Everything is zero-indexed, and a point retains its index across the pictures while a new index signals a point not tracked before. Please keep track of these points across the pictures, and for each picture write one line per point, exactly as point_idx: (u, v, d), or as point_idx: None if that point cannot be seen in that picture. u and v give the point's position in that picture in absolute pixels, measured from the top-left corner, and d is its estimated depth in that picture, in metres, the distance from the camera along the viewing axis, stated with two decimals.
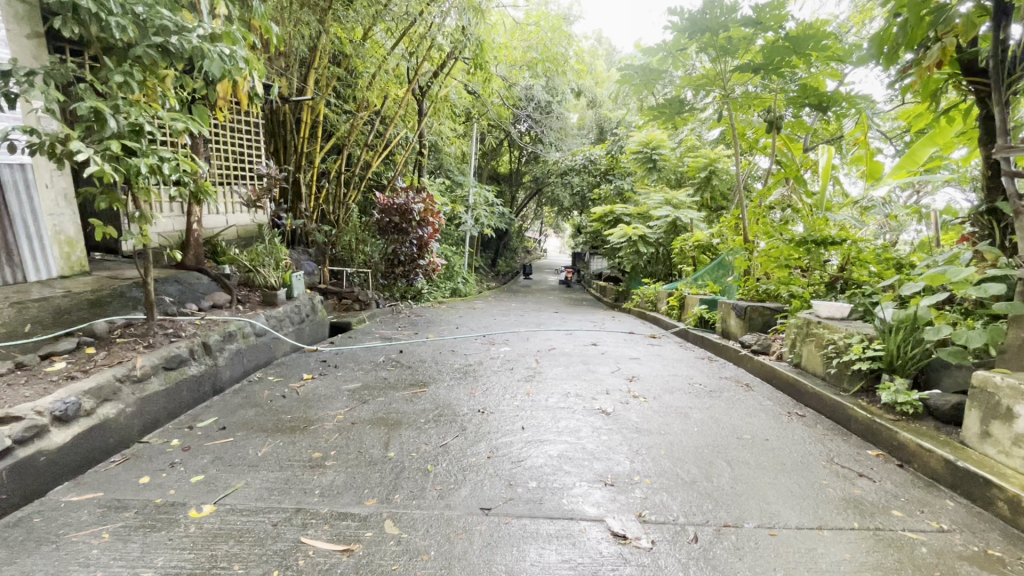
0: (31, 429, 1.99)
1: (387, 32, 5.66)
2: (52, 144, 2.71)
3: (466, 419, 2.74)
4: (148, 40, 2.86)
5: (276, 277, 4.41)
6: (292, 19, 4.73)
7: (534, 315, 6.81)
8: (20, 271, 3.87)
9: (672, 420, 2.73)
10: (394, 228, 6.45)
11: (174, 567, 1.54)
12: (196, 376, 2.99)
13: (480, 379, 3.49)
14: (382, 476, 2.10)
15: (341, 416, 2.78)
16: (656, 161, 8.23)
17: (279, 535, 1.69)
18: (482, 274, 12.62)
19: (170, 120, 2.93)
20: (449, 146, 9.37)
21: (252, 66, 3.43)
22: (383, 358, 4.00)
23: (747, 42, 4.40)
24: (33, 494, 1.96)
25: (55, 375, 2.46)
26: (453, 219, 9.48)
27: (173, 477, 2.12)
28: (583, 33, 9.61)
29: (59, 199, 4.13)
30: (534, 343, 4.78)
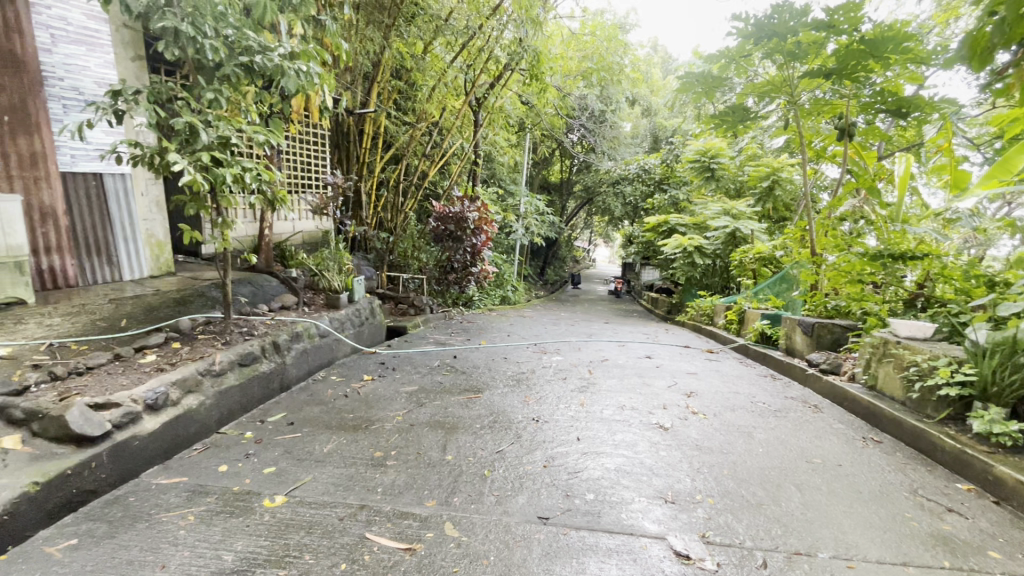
0: (128, 415, 2.20)
1: (447, 46, 5.86)
2: (151, 156, 2.98)
3: (521, 426, 2.76)
4: (236, 60, 3.10)
5: (339, 281, 4.60)
6: (358, 35, 4.98)
7: (585, 326, 6.73)
8: (116, 270, 4.27)
9: (735, 439, 2.63)
10: (449, 236, 6.57)
11: (251, 553, 1.64)
12: (267, 372, 3.17)
13: (533, 388, 3.49)
14: (440, 478, 2.15)
15: (400, 417, 2.87)
16: (715, 170, 7.93)
17: (346, 529, 1.77)
18: (530, 282, 12.63)
19: (253, 133, 3.14)
20: (503, 156, 9.47)
21: (325, 81, 3.64)
22: (438, 363, 4.09)
23: (818, 46, 4.17)
24: (127, 475, 2.15)
25: (147, 366, 2.69)
26: (504, 227, 9.56)
27: (249, 467, 2.26)
28: (638, 43, 9.55)
29: (152, 206, 4.55)
30: (586, 353, 4.74)
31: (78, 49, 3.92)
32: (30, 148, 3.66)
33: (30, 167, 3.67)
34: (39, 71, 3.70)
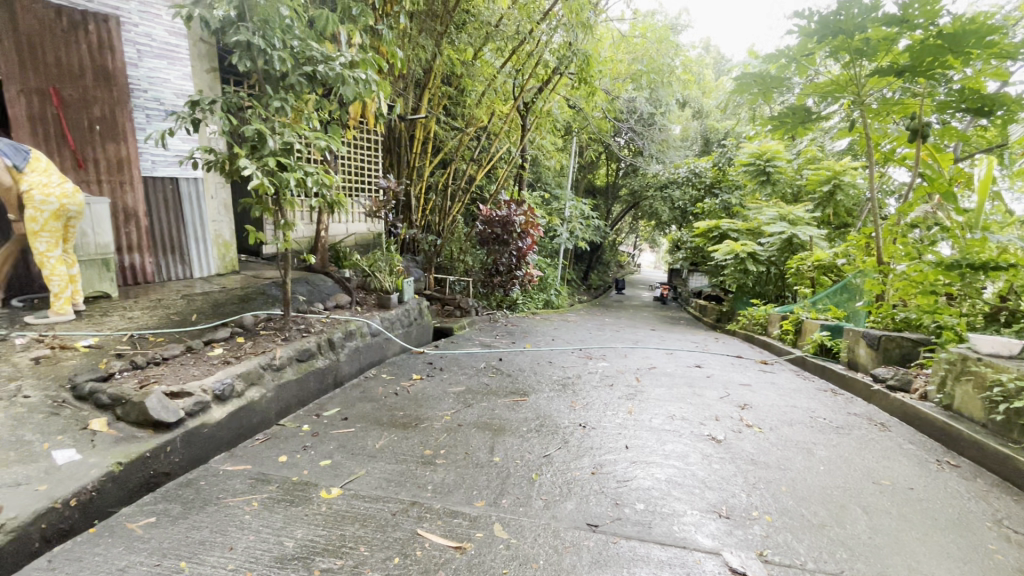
0: (198, 404, 2.35)
1: (497, 52, 5.97)
2: (223, 162, 3.18)
3: (568, 432, 2.74)
4: (300, 70, 3.26)
5: (390, 282, 4.72)
6: (412, 43, 5.11)
7: (630, 332, 6.59)
8: (187, 268, 4.58)
9: (793, 455, 2.51)
10: (495, 239, 6.62)
11: (310, 541, 1.72)
12: (322, 369, 3.29)
13: (579, 393, 3.46)
14: (489, 480, 2.17)
15: (448, 417, 2.91)
16: (770, 174, 7.57)
17: (398, 524, 1.82)
18: (574, 287, 12.48)
19: (315, 138, 3.29)
20: (549, 160, 9.42)
21: (382, 88, 3.77)
22: (484, 365, 4.13)
23: (889, 42, 3.91)
24: (197, 461, 2.29)
25: (215, 358, 2.86)
26: (549, 232, 9.45)
27: (307, 459, 2.36)
28: (690, 44, 9.35)
29: (220, 209, 4.84)
30: (632, 360, 4.66)
31: (159, 63, 4.27)
32: (117, 155, 4.01)
33: (116, 173, 4.02)
34: (127, 85, 4.01)
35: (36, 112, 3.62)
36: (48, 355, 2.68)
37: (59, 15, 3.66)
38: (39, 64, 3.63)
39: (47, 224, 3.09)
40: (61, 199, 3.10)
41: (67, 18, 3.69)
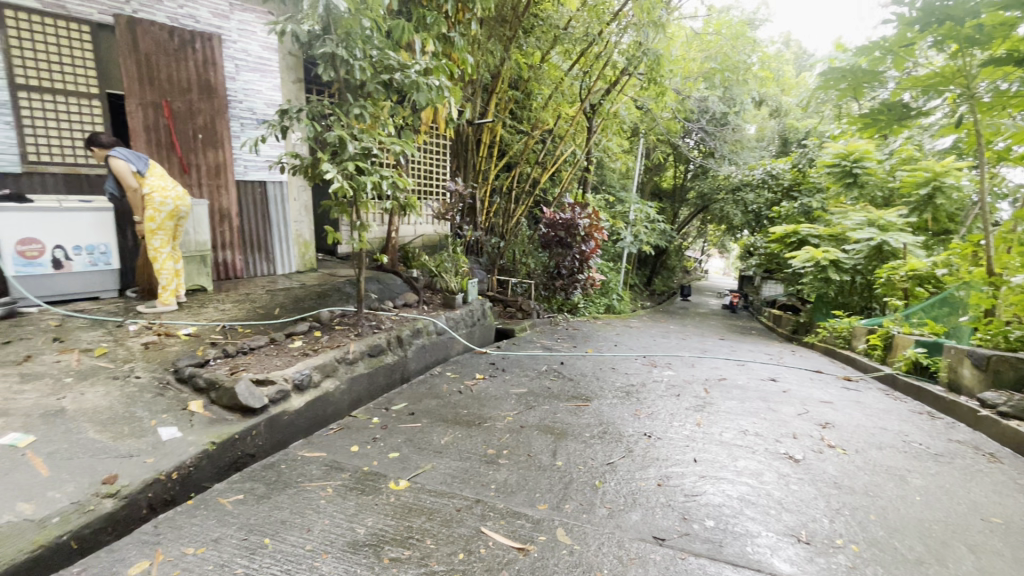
0: (281, 392, 2.52)
1: (565, 54, 5.98)
2: (307, 167, 3.39)
3: (632, 440, 2.67)
4: (378, 78, 3.42)
5: (455, 282, 4.81)
6: (481, 49, 5.18)
7: (698, 341, 6.30)
8: (271, 266, 4.94)
9: (883, 481, 2.31)
10: (558, 242, 6.57)
11: (380, 530, 1.81)
12: (390, 364, 3.41)
13: (644, 401, 3.36)
14: (551, 483, 2.17)
15: (510, 418, 2.93)
16: (858, 176, 6.99)
17: (462, 520, 1.88)
18: (636, 291, 12.12)
19: (390, 143, 3.42)
20: (615, 162, 9.20)
21: (453, 94, 3.88)
22: (546, 368, 4.12)
23: (1008, 27, 3.32)
24: (278, 445, 2.46)
25: (296, 350, 3.05)
26: (612, 235, 9.12)
27: (376, 450, 2.47)
28: (769, 39, 8.85)
29: (301, 210, 5.16)
30: (701, 370, 4.47)
31: (253, 76, 4.65)
32: (215, 160, 4.42)
33: (215, 176, 4.43)
34: (226, 96, 4.43)
35: (151, 123, 4.03)
36: (155, 341, 2.99)
37: (172, 35, 4.08)
38: (155, 79, 4.04)
39: (163, 223, 3.45)
40: (176, 200, 3.48)
41: (178, 38, 4.12)
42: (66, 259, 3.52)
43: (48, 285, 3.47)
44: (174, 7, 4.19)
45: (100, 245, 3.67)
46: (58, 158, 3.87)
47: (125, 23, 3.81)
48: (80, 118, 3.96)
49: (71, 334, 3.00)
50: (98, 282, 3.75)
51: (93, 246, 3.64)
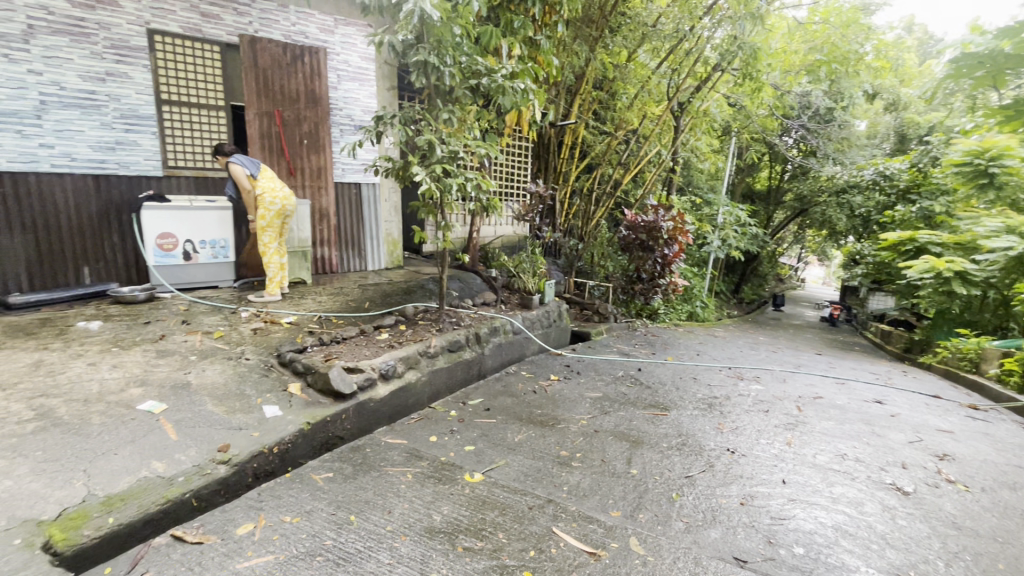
0: (368, 380, 2.69)
1: (652, 52, 5.86)
2: (399, 169, 3.57)
3: (713, 455, 2.55)
4: (466, 83, 3.55)
5: (533, 283, 4.84)
6: (567, 50, 5.22)
7: (791, 355, 5.81)
8: (362, 262, 5.28)
9: (1014, 527, 2.01)
10: (640, 245, 6.31)
11: (456, 519, 1.89)
12: (468, 360, 3.51)
13: (727, 415, 3.18)
14: (625, 491, 2.13)
15: (585, 421, 2.91)
16: (993, 177, 5.92)
17: (534, 518, 1.90)
18: (722, 299, 11.41)
19: (476, 146, 3.52)
20: (703, 162, 8.71)
21: (537, 97, 3.92)
22: (623, 373, 4.03)
23: None
24: (364, 430, 2.63)
25: (382, 342, 3.24)
26: (698, 239, 8.66)
27: (453, 442, 2.56)
28: (887, 24, 7.96)
29: (391, 211, 5.47)
30: (794, 387, 4.13)
31: (353, 85, 5.03)
32: (318, 163, 4.80)
33: (317, 178, 4.82)
34: (329, 104, 4.80)
35: (264, 130, 4.46)
36: (263, 327, 3.32)
37: (285, 50, 4.49)
38: (270, 91, 4.46)
39: (272, 221, 3.83)
40: (283, 200, 3.84)
41: (290, 52, 4.52)
42: (194, 252, 4.03)
43: (179, 274, 4.00)
44: (288, 26, 4.65)
45: (221, 240, 4.13)
46: (191, 164, 4.42)
47: (248, 42, 4.25)
48: (209, 128, 4.50)
49: (196, 317, 3.41)
50: (219, 273, 4.22)
51: (215, 240, 4.11)
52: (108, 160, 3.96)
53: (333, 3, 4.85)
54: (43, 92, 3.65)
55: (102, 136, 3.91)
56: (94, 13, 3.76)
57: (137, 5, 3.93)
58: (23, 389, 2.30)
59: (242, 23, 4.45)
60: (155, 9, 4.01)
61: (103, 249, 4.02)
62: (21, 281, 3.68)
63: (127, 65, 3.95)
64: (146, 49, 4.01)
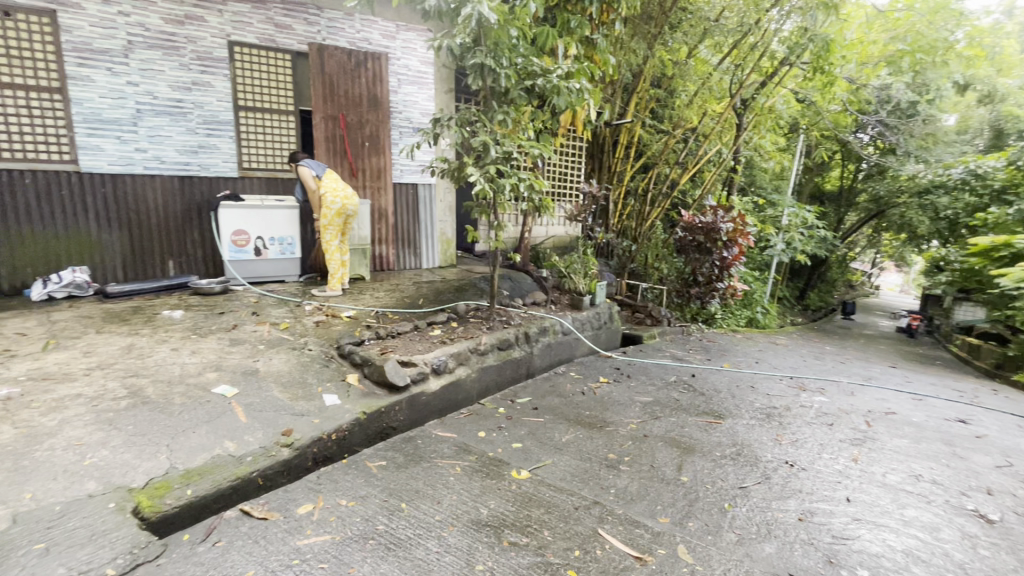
0: (421, 374, 2.78)
1: (714, 48, 5.71)
2: (454, 170, 3.65)
3: (770, 467, 2.44)
4: (521, 84, 3.59)
5: (583, 284, 4.74)
6: (623, 48, 5.19)
7: (861, 367, 5.43)
8: (417, 260, 5.44)
9: None
10: (696, 247, 6.11)
11: (502, 513, 1.92)
12: (517, 358, 3.54)
13: (786, 426, 3.03)
14: (674, 497, 2.09)
15: (634, 425, 2.86)
16: None
17: (580, 519, 1.90)
18: (786, 305, 10.79)
19: (529, 146, 3.54)
20: (767, 161, 8.27)
21: (592, 97, 3.88)
22: (675, 378, 3.92)
23: None
24: (415, 422, 2.72)
25: (435, 337, 3.34)
26: (760, 241, 8.25)
27: (501, 438, 2.60)
28: (984, 8, 7.24)
29: (446, 211, 5.60)
30: (863, 401, 3.85)
31: (412, 88, 5.20)
32: (378, 165, 5.01)
33: (377, 179, 5.03)
34: (388, 108, 5.01)
35: (330, 133, 4.68)
36: (325, 320, 3.50)
37: (349, 56, 4.70)
38: (335, 96, 4.67)
39: (333, 219, 4.02)
40: (344, 200, 4.02)
41: (354, 58, 4.73)
42: (264, 248, 4.31)
43: (251, 268, 4.30)
44: (353, 33, 4.87)
45: (288, 237, 4.39)
46: (263, 166, 4.72)
47: (316, 50, 4.49)
48: (280, 133, 4.76)
49: (265, 309, 3.65)
50: (286, 268, 4.48)
51: (283, 237, 4.37)
52: (191, 162, 4.32)
53: (395, 10, 5.03)
54: (139, 101, 4.03)
55: (187, 140, 4.27)
56: (183, 28, 4.11)
57: (220, 19, 4.25)
58: (117, 370, 2.56)
59: (312, 32, 4.68)
60: (235, 22, 4.32)
61: (186, 245, 4.40)
62: (117, 271, 4.14)
63: (210, 75, 4.28)
64: (226, 60, 4.32)
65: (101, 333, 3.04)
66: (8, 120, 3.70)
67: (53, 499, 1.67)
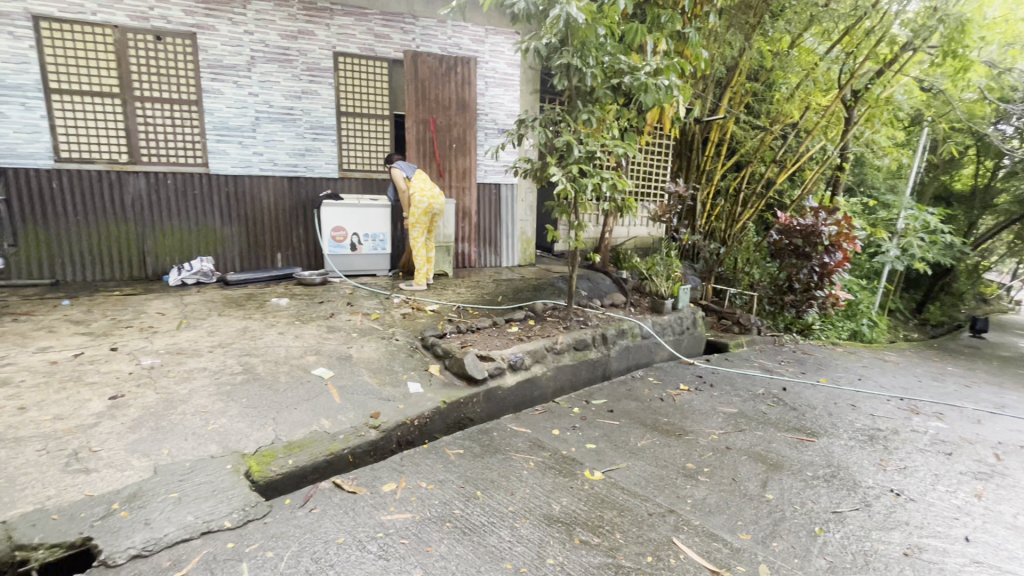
0: (498, 369, 2.86)
1: (822, 36, 5.30)
2: (537, 170, 3.68)
3: (871, 493, 2.23)
4: (608, 83, 3.55)
5: (666, 287, 4.59)
6: (718, 41, 4.94)
7: (993, 394, 4.72)
8: (497, 258, 5.57)
9: None
10: (793, 252, 5.65)
11: (574, 511, 1.93)
12: (593, 360, 3.51)
13: (892, 451, 2.74)
14: (758, 514, 1.99)
15: (716, 436, 2.74)
16: None
17: (653, 525, 1.87)
18: (899, 319, 9.61)
19: (613, 145, 3.50)
20: (881, 159, 7.44)
21: (682, 93, 3.74)
22: (763, 391, 3.67)
23: None
24: (491, 415, 2.80)
25: (512, 334, 3.41)
26: (869, 247, 7.46)
27: (575, 438, 2.60)
28: None
29: (527, 211, 5.67)
30: (994, 431, 3.36)
31: (498, 90, 5.34)
32: (463, 166, 5.20)
33: (462, 180, 5.22)
34: (475, 111, 5.18)
35: (420, 136, 4.93)
36: (410, 313, 3.71)
37: (440, 61, 4.92)
38: (426, 100, 4.92)
39: (420, 218, 4.23)
40: (430, 200, 4.20)
41: (445, 64, 4.95)
42: (359, 243, 4.63)
43: (347, 262, 4.65)
44: (445, 39, 5.08)
45: (380, 234, 4.68)
46: (360, 167, 5.07)
47: (411, 57, 4.76)
48: (376, 136, 5.07)
49: (358, 300, 3.94)
50: (377, 263, 4.78)
51: (375, 234, 4.67)
52: (299, 164, 4.75)
53: (485, 15, 5.17)
54: (258, 110, 4.51)
55: (296, 144, 4.70)
56: (296, 42, 4.53)
57: (327, 32, 4.63)
58: (235, 349, 2.90)
59: (407, 40, 4.94)
60: (340, 35, 4.68)
61: (291, 239, 4.84)
62: (236, 261, 4.67)
63: (317, 84, 4.67)
64: (332, 69, 4.70)
65: (222, 316, 3.45)
66: (155, 129, 4.28)
67: (184, 457, 1.93)
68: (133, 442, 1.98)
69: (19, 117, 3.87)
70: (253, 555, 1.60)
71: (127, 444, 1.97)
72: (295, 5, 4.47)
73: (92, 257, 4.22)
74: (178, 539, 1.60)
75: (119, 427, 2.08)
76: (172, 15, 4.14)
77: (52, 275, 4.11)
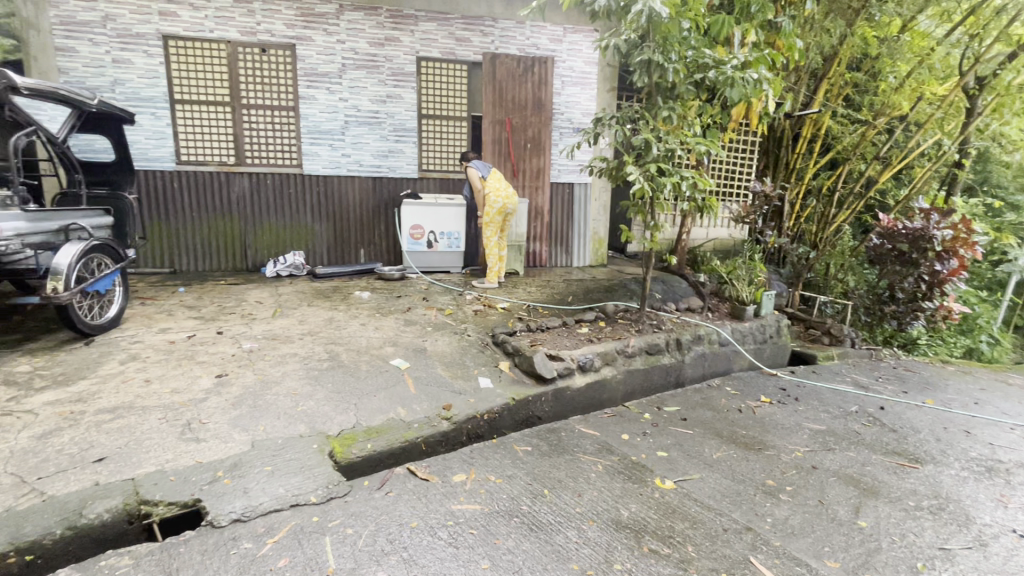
0: (567, 369, 2.85)
1: (940, 17, 4.74)
2: (613, 169, 3.61)
3: (987, 532, 1.98)
4: (691, 78, 3.40)
5: (747, 292, 4.29)
6: (815, 29, 4.61)
7: None
8: (568, 258, 5.56)
9: None
10: (896, 258, 5.12)
11: (643, 518, 1.89)
12: (666, 365, 3.39)
13: (1015, 487, 2.40)
14: (849, 542, 1.83)
15: (801, 453, 2.55)
16: None
17: (729, 541, 1.78)
18: None
19: (694, 142, 3.36)
20: (1011, 154, 6.52)
21: (772, 87, 3.51)
22: (857, 409, 3.36)
23: None
24: (559, 414, 2.80)
25: (582, 335, 3.38)
26: (993, 254, 6.56)
27: (645, 444, 2.53)
28: None
29: (600, 210, 5.58)
30: None
31: (575, 89, 5.31)
32: (537, 166, 5.23)
33: (535, 179, 5.24)
34: (551, 111, 5.19)
35: (496, 136, 5.02)
36: (482, 310, 3.78)
37: (518, 62, 4.97)
38: (503, 100, 4.99)
39: (494, 217, 4.31)
40: (504, 200, 4.28)
41: (522, 64, 5.00)
42: (435, 241, 4.81)
43: (424, 259, 4.85)
44: (523, 40, 5.12)
45: (455, 233, 4.82)
46: (438, 167, 5.25)
47: (489, 59, 4.85)
48: (454, 137, 5.22)
49: (433, 296, 4.08)
50: (452, 260, 4.93)
51: (450, 233, 4.81)
52: (382, 164, 5.00)
53: (564, 14, 5.15)
54: (347, 114, 4.81)
55: (380, 146, 4.96)
56: (383, 49, 4.77)
57: (412, 38, 4.83)
58: (321, 337, 3.11)
59: (486, 42, 5.03)
60: (423, 40, 4.86)
61: (373, 236, 5.12)
62: (324, 256, 5.01)
63: (401, 88, 4.89)
64: (415, 74, 4.90)
65: (311, 306, 3.72)
66: (259, 133, 4.70)
67: (277, 434, 2.11)
68: (234, 417, 2.20)
69: (150, 125, 4.40)
70: (335, 530, 1.72)
71: (230, 419, 2.18)
72: (383, 13, 4.72)
73: (204, 250, 4.71)
74: (272, 508, 1.75)
75: (223, 402, 2.31)
76: (276, 29, 4.51)
77: (171, 264, 4.65)
